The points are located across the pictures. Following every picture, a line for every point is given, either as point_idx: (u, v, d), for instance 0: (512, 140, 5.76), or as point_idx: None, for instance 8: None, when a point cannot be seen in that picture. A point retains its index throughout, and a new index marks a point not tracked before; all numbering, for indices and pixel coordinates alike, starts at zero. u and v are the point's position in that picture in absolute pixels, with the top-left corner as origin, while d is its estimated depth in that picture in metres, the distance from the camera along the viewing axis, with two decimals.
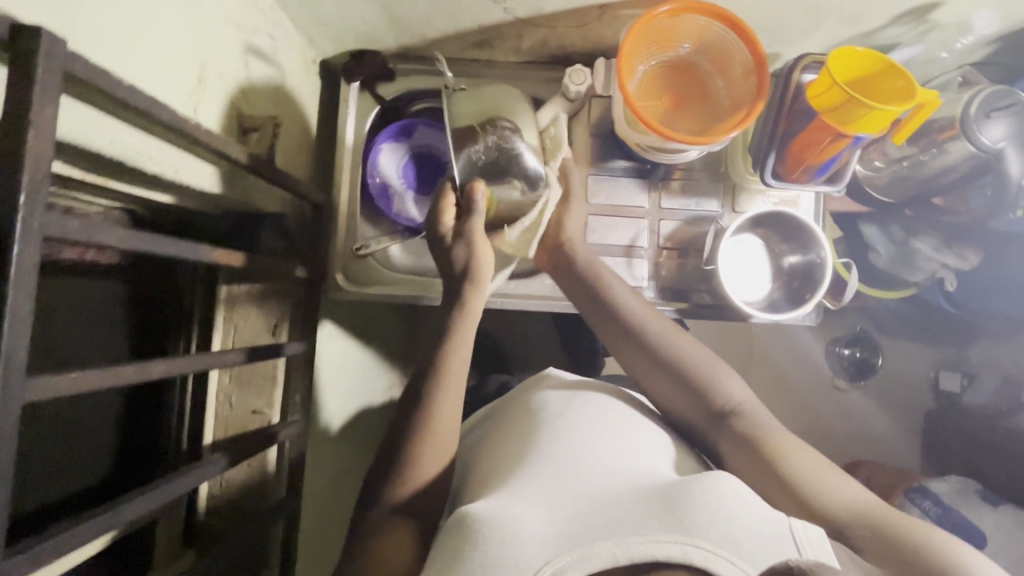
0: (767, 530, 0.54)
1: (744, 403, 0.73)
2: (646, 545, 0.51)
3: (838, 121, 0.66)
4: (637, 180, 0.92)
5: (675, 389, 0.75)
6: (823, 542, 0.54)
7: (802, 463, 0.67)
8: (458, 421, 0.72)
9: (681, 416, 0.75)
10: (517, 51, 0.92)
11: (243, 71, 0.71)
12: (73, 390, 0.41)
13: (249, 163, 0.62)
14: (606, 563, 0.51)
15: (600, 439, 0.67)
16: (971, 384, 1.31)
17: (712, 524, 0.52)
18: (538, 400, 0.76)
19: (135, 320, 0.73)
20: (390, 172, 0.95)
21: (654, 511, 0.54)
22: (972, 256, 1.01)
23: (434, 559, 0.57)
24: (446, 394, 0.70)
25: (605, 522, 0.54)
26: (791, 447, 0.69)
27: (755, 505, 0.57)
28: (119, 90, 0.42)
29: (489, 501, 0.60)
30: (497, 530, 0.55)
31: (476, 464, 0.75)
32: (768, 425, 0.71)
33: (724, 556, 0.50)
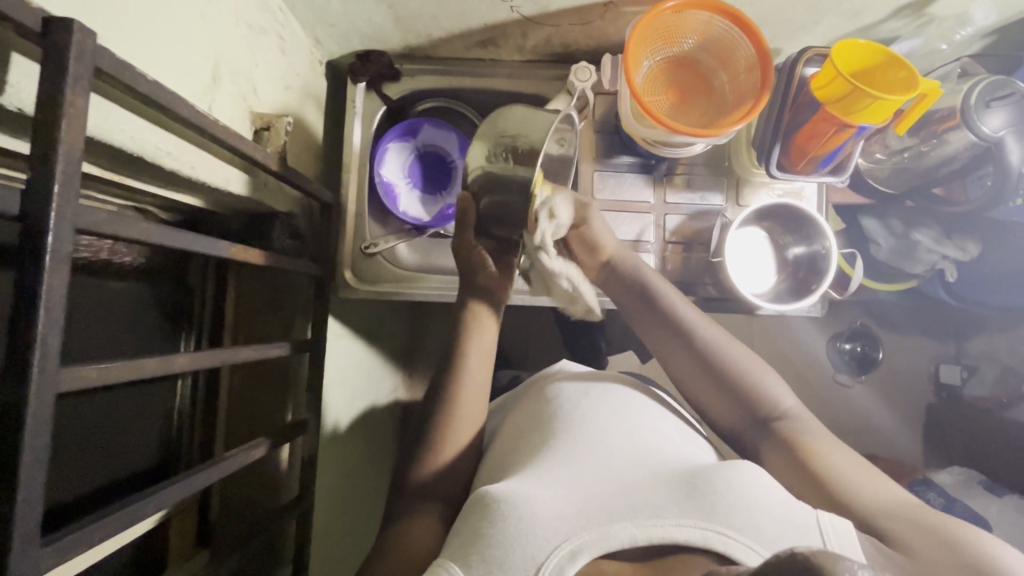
0: (790, 516, 0.54)
1: (791, 410, 0.71)
2: (664, 528, 0.53)
3: (842, 112, 0.67)
4: (642, 175, 0.93)
5: (719, 391, 0.73)
6: (849, 534, 0.54)
7: (844, 464, 0.64)
8: (469, 414, 0.75)
9: (722, 419, 0.74)
10: (522, 49, 0.93)
11: (254, 70, 0.71)
12: (101, 381, 0.42)
13: (262, 159, 0.62)
14: (625, 543, 0.52)
15: (618, 424, 0.67)
16: (971, 376, 1.31)
17: (732, 511, 0.53)
18: (555, 388, 0.77)
19: (152, 318, 0.73)
20: (395, 171, 0.97)
21: (674, 496, 0.55)
22: (971, 246, 1.03)
23: (454, 533, 0.58)
24: (472, 382, 0.76)
25: (625, 504, 0.55)
26: (831, 448, 0.66)
27: (779, 496, 0.57)
28: (144, 84, 0.43)
29: (509, 481, 0.60)
30: (518, 507, 0.55)
31: (491, 449, 0.76)
32: (814, 432, 0.68)
33: (742, 540, 0.51)
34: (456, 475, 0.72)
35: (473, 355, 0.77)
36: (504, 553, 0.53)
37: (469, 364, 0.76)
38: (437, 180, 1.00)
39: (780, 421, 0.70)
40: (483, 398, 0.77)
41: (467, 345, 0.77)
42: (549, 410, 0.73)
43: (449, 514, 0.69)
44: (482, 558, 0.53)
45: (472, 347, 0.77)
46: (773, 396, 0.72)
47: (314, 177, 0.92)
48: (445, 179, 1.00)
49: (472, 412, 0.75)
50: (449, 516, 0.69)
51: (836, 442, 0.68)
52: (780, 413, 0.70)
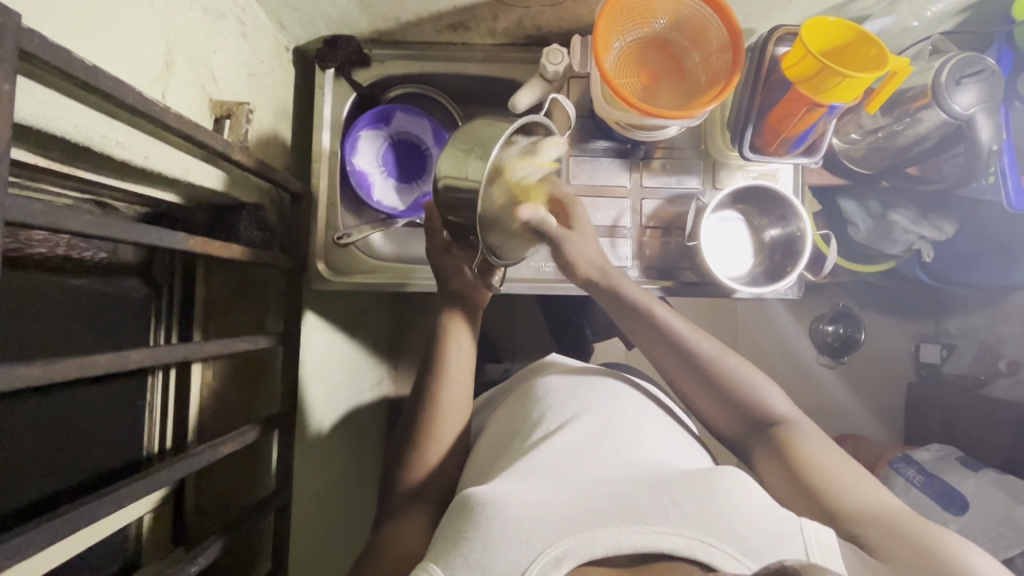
0: (775, 522, 0.53)
1: (789, 416, 0.70)
2: (650, 535, 0.51)
3: (812, 91, 0.67)
4: (619, 159, 0.92)
5: (713, 398, 0.73)
6: (834, 545, 0.52)
7: (834, 471, 0.63)
8: (450, 404, 0.75)
9: (720, 425, 0.74)
10: (493, 32, 0.91)
11: (213, 57, 0.69)
12: (46, 379, 0.40)
13: (221, 149, 0.60)
14: (609, 550, 0.51)
15: (609, 429, 0.67)
16: (951, 354, 1.33)
17: (718, 520, 0.52)
18: (544, 386, 0.76)
19: (115, 314, 0.71)
20: (368, 159, 0.95)
21: (660, 501, 0.54)
22: (948, 226, 1.02)
23: (438, 536, 0.58)
24: (447, 377, 0.76)
25: (610, 508, 0.54)
26: (826, 454, 0.65)
27: (764, 501, 0.55)
28: (79, 69, 0.41)
29: (494, 483, 0.59)
30: (502, 511, 0.54)
31: (477, 447, 0.76)
32: (814, 440, 0.67)
33: (728, 549, 0.50)
34: (434, 467, 0.72)
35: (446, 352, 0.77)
36: (488, 561, 0.52)
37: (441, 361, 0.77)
38: (411, 168, 0.99)
39: (776, 426, 0.70)
40: (466, 389, 0.77)
41: (444, 344, 0.78)
42: (538, 411, 0.72)
43: (426, 506, 0.69)
44: (466, 561, 0.52)
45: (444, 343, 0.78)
46: (770, 403, 0.71)
47: (284, 167, 0.91)
48: (419, 167, 0.99)
49: (452, 402, 0.75)
50: (426, 507, 0.69)
51: (835, 448, 0.67)
52: (777, 419, 0.70)
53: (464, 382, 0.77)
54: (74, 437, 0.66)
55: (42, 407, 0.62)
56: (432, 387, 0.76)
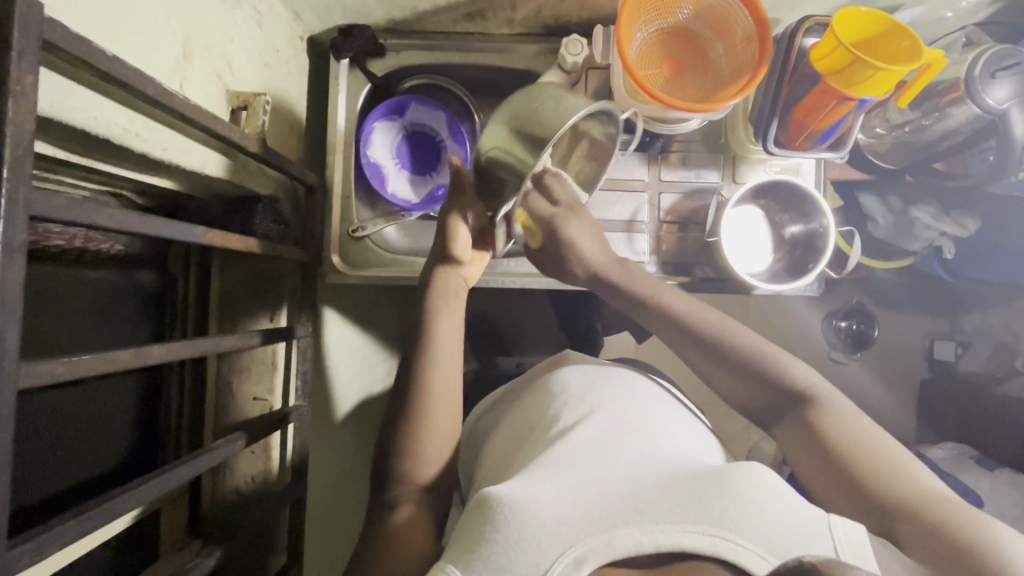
0: (800, 521, 0.52)
1: (819, 389, 0.69)
2: (672, 534, 0.50)
3: (843, 85, 0.65)
4: (637, 152, 0.90)
5: (737, 382, 0.72)
6: (862, 539, 0.51)
7: (868, 453, 0.62)
8: (461, 399, 0.75)
9: (747, 407, 0.72)
10: (511, 22, 0.89)
11: (229, 47, 0.68)
12: (70, 376, 0.40)
13: (238, 141, 0.59)
14: (631, 551, 0.50)
15: (626, 425, 0.66)
16: (965, 351, 1.33)
17: (742, 517, 0.51)
18: (559, 382, 0.76)
19: (131, 307, 0.71)
20: (382, 151, 0.94)
21: (681, 499, 0.53)
22: (970, 222, 1.01)
23: (457, 535, 0.58)
24: (457, 373, 0.75)
25: (630, 507, 0.53)
26: (857, 431, 0.64)
27: (794, 496, 0.55)
28: (101, 61, 0.40)
29: (512, 482, 0.59)
30: (520, 511, 0.54)
31: (492, 445, 0.76)
32: (844, 415, 0.65)
33: (753, 548, 0.49)
34: None
35: (454, 346, 0.76)
36: (506, 561, 0.51)
37: (454, 357, 0.75)
38: (425, 161, 0.97)
39: (805, 403, 0.68)
40: (458, 381, 0.76)
41: (436, 329, 0.75)
42: (553, 407, 0.71)
43: None
44: (485, 563, 0.52)
45: (453, 338, 0.76)
46: (797, 380, 0.70)
47: (298, 158, 0.90)
48: (433, 160, 0.97)
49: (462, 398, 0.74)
50: None
51: (867, 422, 0.65)
52: (805, 394, 0.69)
53: (453, 374, 0.75)
54: (93, 430, 0.66)
55: (62, 400, 0.62)
56: (443, 383, 0.74)
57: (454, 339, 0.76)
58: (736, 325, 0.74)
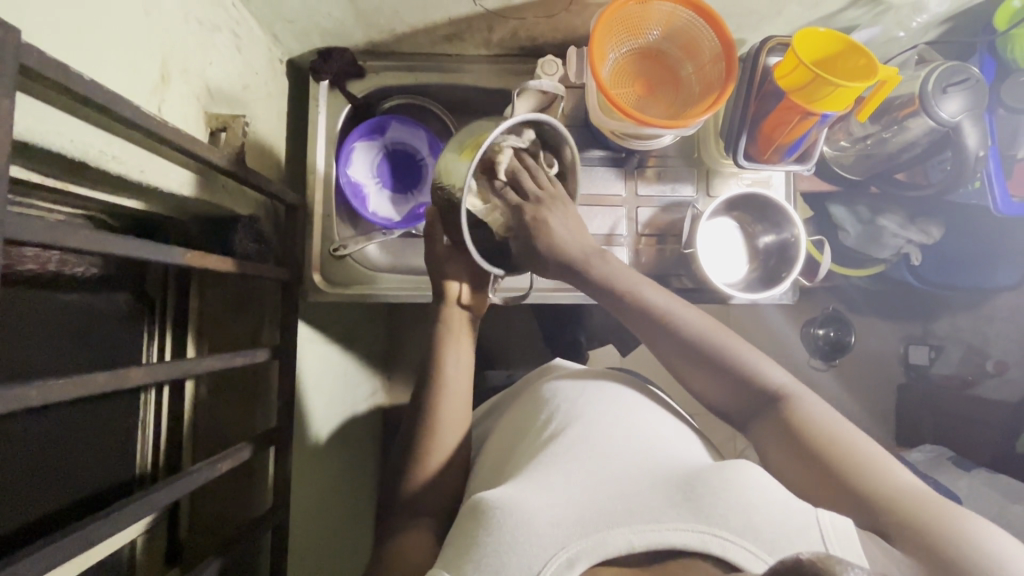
0: (790, 515, 0.52)
1: (791, 388, 0.69)
2: (662, 532, 0.51)
3: (805, 101, 0.68)
4: (614, 168, 0.93)
5: (714, 378, 0.71)
6: (849, 532, 0.51)
7: (846, 449, 0.62)
8: (454, 418, 0.74)
9: (724, 407, 0.72)
10: (488, 43, 0.91)
11: (207, 69, 0.69)
12: (43, 402, 0.40)
13: (217, 161, 0.60)
14: (622, 549, 0.51)
15: (613, 427, 0.66)
16: (939, 355, 1.40)
17: (731, 513, 0.51)
18: (550, 389, 0.77)
19: (107, 331, 0.70)
20: (363, 171, 0.95)
21: (671, 499, 0.54)
22: (934, 230, 1.06)
23: (449, 541, 0.57)
24: (457, 394, 0.74)
25: (622, 508, 0.54)
26: (833, 426, 0.65)
27: (780, 492, 0.55)
28: (79, 84, 0.40)
29: (505, 486, 0.59)
30: (511, 513, 0.54)
31: (484, 453, 0.76)
32: (818, 412, 0.66)
33: (743, 543, 0.50)
34: (434, 477, 0.71)
35: (454, 368, 0.75)
36: (499, 562, 0.51)
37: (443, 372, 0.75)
38: (407, 178, 0.99)
39: (781, 403, 0.68)
40: (466, 400, 0.76)
41: (444, 353, 0.76)
42: (544, 412, 0.72)
43: (425, 521, 0.68)
44: (478, 567, 0.51)
45: (450, 361, 0.76)
46: (769, 377, 0.70)
47: (278, 178, 0.90)
48: (415, 178, 0.99)
49: (456, 415, 0.74)
50: (428, 521, 0.68)
51: (840, 418, 0.67)
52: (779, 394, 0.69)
53: (462, 396, 0.75)
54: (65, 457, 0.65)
55: (35, 427, 0.60)
56: (435, 402, 0.74)
57: (465, 367, 0.76)
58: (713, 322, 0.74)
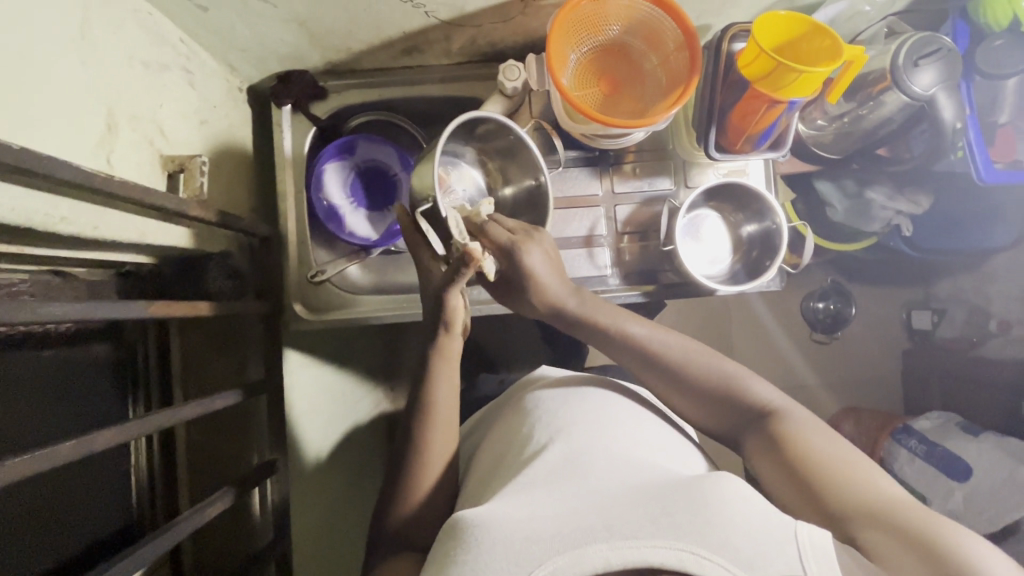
0: (770, 529, 0.52)
1: (778, 403, 0.70)
2: (640, 550, 0.49)
3: (771, 89, 0.66)
4: (588, 168, 0.91)
5: (696, 400, 0.73)
6: (828, 552, 0.50)
7: (829, 460, 0.61)
8: (442, 447, 0.73)
9: (713, 426, 0.73)
10: (448, 53, 0.89)
11: (160, 111, 0.67)
12: (7, 483, 0.39)
13: (174, 208, 0.59)
14: (599, 568, 0.49)
15: (597, 440, 0.65)
16: (942, 319, 1.39)
17: (709, 530, 0.50)
18: (534, 400, 0.76)
19: (87, 386, 0.71)
20: (336, 192, 0.94)
21: (650, 513, 0.53)
22: (923, 199, 1.04)
23: (431, 560, 0.58)
24: (439, 421, 0.73)
25: (600, 524, 0.52)
26: (819, 438, 0.64)
27: (760, 503, 0.55)
28: (7, 157, 0.40)
29: (486, 504, 0.59)
30: (490, 533, 0.54)
31: (472, 470, 0.75)
32: (805, 425, 0.66)
33: (716, 560, 0.48)
34: (427, 502, 0.71)
35: (439, 399, 0.74)
36: None
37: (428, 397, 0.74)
38: (382, 195, 0.97)
39: (767, 419, 0.68)
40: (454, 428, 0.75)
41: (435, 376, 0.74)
42: (528, 425, 0.71)
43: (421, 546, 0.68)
44: None
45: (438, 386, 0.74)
46: (754, 392, 0.71)
47: (249, 210, 0.89)
48: (389, 194, 0.97)
49: (444, 442, 0.73)
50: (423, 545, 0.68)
51: (829, 431, 0.66)
52: (765, 409, 0.69)
53: (451, 430, 0.74)
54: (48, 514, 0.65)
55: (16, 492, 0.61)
56: (425, 427, 0.73)
57: (450, 396, 0.74)
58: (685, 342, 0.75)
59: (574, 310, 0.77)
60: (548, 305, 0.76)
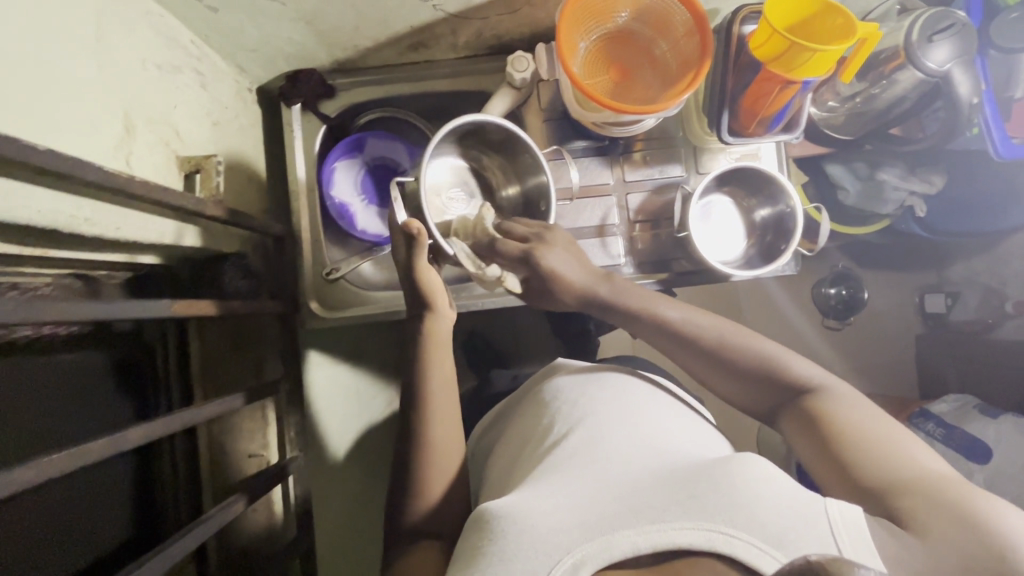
0: (797, 506, 0.52)
1: (820, 380, 0.69)
2: (668, 533, 0.50)
3: (784, 70, 0.65)
4: (599, 157, 0.91)
5: (734, 379, 0.73)
6: (859, 525, 0.51)
7: (869, 438, 0.61)
8: (449, 437, 0.73)
9: (751, 405, 0.74)
10: (455, 47, 0.89)
11: (174, 113, 0.68)
12: (43, 480, 0.40)
13: (192, 207, 0.59)
14: (629, 552, 0.49)
15: (618, 429, 0.65)
16: (956, 302, 1.37)
17: (736, 508, 0.51)
18: (553, 388, 0.76)
19: (109, 388, 0.72)
20: (347, 190, 0.94)
21: (675, 496, 0.53)
22: (937, 179, 1.03)
23: (458, 553, 0.58)
24: (444, 413, 0.74)
25: (626, 511, 0.53)
26: (861, 417, 0.64)
27: (787, 483, 0.55)
28: (34, 158, 0.40)
29: (510, 495, 0.59)
30: (515, 523, 0.54)
31: (495, 465, 0.75)
32: (847, 403, 0.66)
33: (747, 538, 0.48)
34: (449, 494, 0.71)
35: (442, 388, 0.75)
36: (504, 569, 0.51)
37: (438, 389, 0.75)
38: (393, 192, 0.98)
39: (807, 396, 0.68)
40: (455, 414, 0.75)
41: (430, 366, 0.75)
42: (547, 415, 0.72)
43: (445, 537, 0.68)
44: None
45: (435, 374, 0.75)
46: (794, 370, 0.70)
47: (262, 210, 0.89)
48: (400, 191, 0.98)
49: (449, 430, 0.73)
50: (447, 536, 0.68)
51: (871, 409, 0.65)
52: (806, 386, 0.69)
53: (452, 417, 0.75)
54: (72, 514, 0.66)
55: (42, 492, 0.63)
56: (443, 420, 0.74)
57: (447, 383, 0.76)
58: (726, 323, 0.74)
59: (607, 296, 0.76)
60: (576, 297, 0.77)
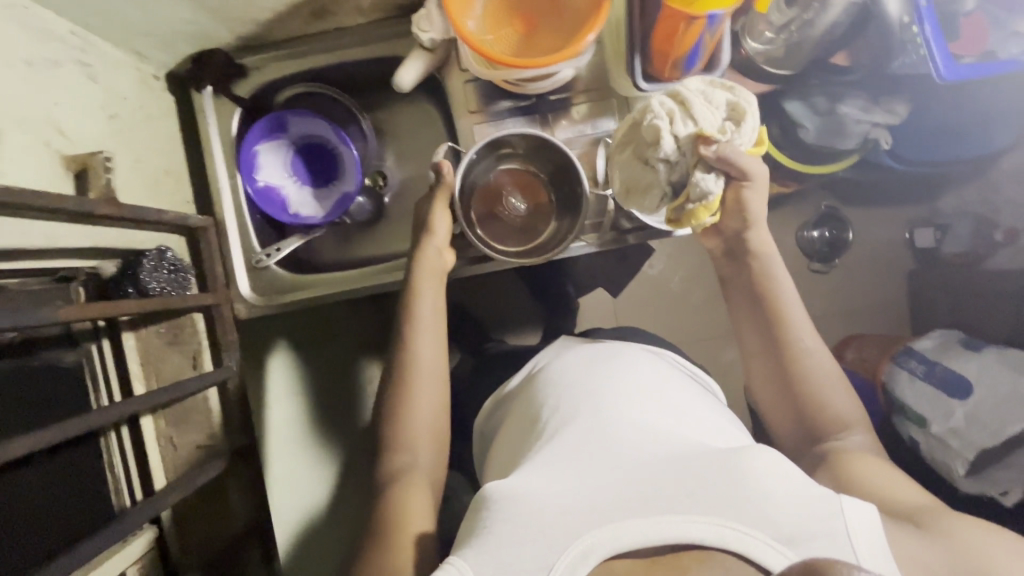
0: (807, 501, 0.54)
1: (854, 436, 0.72)
2: (678, 525, 0.52)
3: (684, 6, 0.60)
4: (523, 117, 0.86)
5: (781, 396, 0.76)
6: (874, 529, 0.54)
7: (886, 485, 0.65)
8: (434, 371, 0.79)
9: (778, 425, 0.78)
10: (361, 10, 0.84)
11: (55, 110, 0.65)
12: None
13: (72, 208, 0.58)
14: (638, 542, 0.52)
15: (625, 405, 0.65)
16: (946, 234, 1.32)
17: (748, 505, 0.52)
18: (565, 364, 0.75)
19: (41, 390, 0.73)
20: (277, 171, 0.92)
21: (686, 487, 0.54)
22: (899, 108, 0.96)
23: (464, 526, 0.60)
24: (428, 344, 0.79)
25: (637, 498, 0.54)
26: (881, 473, 0.67)
27: (795, 480, 0.56)
28: None
29: (515, 476, 0.60)
30: (519, 509, 0.55)
31: (499, 436, 0.77)
32: (871, 459, 0.69)
33: (762, 537, 0.51)
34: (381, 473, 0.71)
35: (424, 329, 0.80)
36: (512, 554, 0.53)
37: (423, 345, 0.79)
38: (324, 171, 0.94)
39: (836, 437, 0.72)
40: (441, 345, 0.81)
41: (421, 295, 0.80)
42: (550, 393, 0.70)
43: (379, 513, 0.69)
44: (493, 559, 0.54)
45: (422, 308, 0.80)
46: (841, 409, 0.74)
47: (186, 201, 0.88)
48: (331, 169, 0.94)
49: (434, 366, 0.79)
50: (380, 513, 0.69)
51: (893, 470, 0.68)
52: (840, 431, 0.73)
53: (438, 357, 0.80)
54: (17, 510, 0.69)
55: None
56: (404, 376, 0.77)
57: (434, 320, 0.80)
58: (824, 348, 0.76)
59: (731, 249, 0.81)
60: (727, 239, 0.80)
